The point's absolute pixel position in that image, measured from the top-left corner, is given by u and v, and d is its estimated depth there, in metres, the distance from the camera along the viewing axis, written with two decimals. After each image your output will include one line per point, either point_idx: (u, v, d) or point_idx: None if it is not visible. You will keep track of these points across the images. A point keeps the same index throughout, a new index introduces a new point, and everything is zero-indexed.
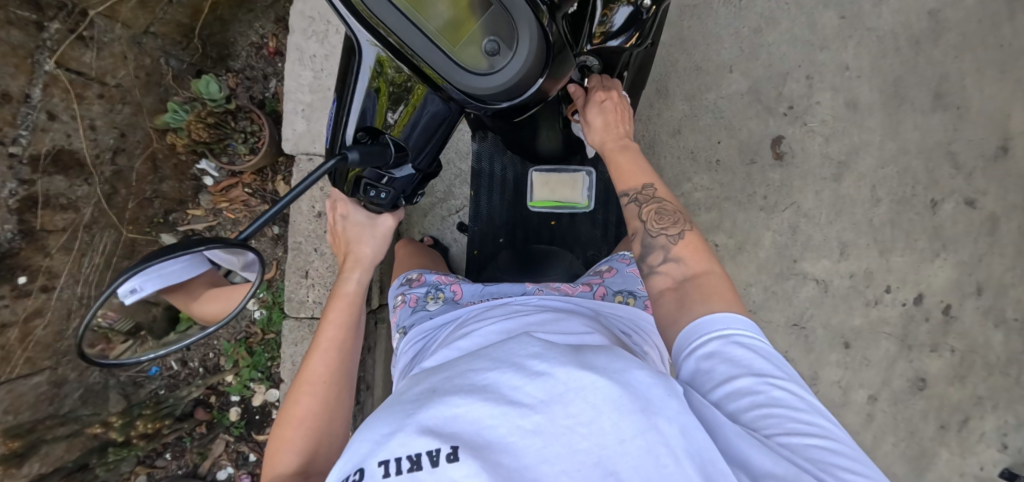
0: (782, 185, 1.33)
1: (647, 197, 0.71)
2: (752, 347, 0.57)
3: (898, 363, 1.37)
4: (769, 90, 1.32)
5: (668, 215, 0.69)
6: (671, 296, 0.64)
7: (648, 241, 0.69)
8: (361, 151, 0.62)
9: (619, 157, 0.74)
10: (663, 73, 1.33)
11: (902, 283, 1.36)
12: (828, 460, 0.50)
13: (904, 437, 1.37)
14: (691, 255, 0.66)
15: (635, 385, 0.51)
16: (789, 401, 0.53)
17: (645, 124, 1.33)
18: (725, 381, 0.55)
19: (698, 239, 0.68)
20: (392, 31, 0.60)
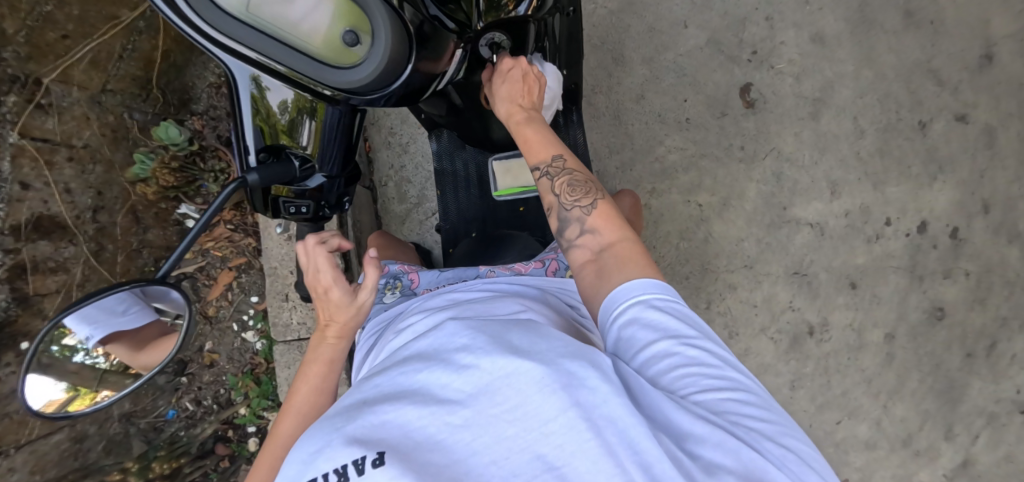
0: (758, 133, 1.29)
1: (559, 170, 0.69)
2: (669, 309, 0.56)
3: (912, 295, 1.31)
4: (729, 39, 1.28)
5: (580, 185, 0.68)
6: (592, 268, 0.63)
7: (564, 215, 0.68)
8: (261, 173, 0.65)
9: (527, 129, 0.73)
10: (617, 41, 1.29)
11: (902, 213, 1.30)
12: (738, 412, 0.51)
13: (930, 371, 1.32)
14: (605, 224, 0.65)
15: (558, 363, 0.49)
16: (705, 357, 0.54)
17: (607, 94, 1.29)
18: (645, 346, 0.54)
19: (612, 207, 0.67)
20: (249, 46, 0.58)
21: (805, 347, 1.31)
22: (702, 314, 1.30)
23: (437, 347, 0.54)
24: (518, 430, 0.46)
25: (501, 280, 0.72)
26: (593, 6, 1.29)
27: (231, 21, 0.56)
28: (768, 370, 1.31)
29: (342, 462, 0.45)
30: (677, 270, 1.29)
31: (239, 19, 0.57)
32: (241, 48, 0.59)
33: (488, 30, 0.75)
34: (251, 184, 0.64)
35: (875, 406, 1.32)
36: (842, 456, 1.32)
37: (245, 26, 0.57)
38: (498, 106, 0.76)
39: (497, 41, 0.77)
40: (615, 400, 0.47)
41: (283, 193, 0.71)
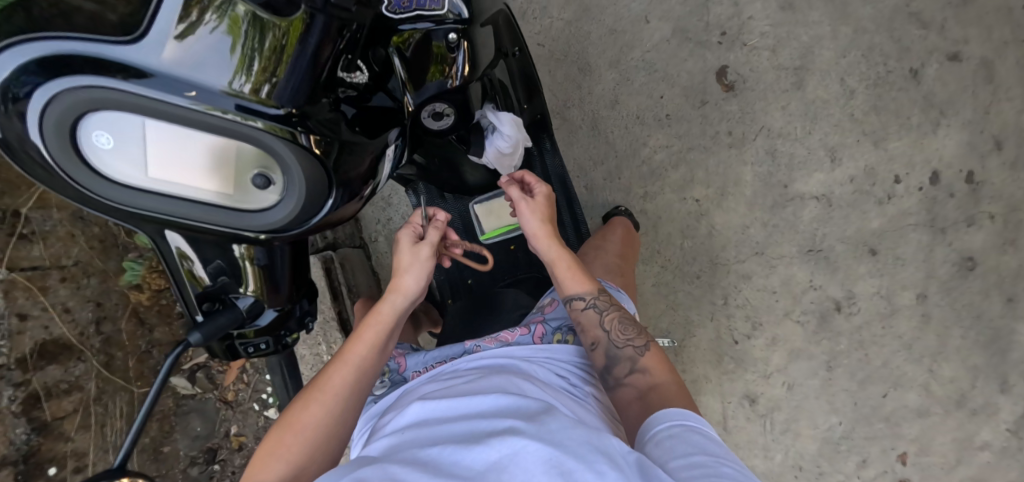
0: (743, 115, 1.23)
1: (607, 304, 0.78)
2: (709, 437, 0.58)
3: (936, 249, 1.25)
4: (695, 24, 1.23)
5: (631, 327, 0.76)
6: (637, 405, 0.68)
7: (615, 352, 0.74)
8: (203, 330, 0.63)
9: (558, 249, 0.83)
10: (580, 49, 1.24)
11: (911, 167, 1.25)
12: None
13: (971, 324, 1.25)
14: (656, 365, 0.71)
15: (568, 444, 0.51)
16: (739, 476, 0.53)
17: (580, 106, 1.25)
18: (682, 455, 0.55)
19: (661, 353, 0.74)
20: (162, 213, 0.57)
21: (835, 325, 1.25)
22: (719, 309, 1.25)
23: (454, 433, 0.56)
24: None
25: (486, 354, 0.76)
26: (549, 20, 1.25)
27: (136, 195, 0.55)
28: (801, 355, 1.25)
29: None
30: (685, 271, 1.25)
31: (144, 192, 0.55)
32: (152, 214, 0.58)
33: (430, 100, 0.73)
34: (196, 343, 0.63)
35: (920, 371, 1.25)
36: (895, 429, 1.25)
37: (143, 190, 0.55)
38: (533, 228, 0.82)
39: (440, 109, 0.76)
40: None
41: (239, 336, 0.71)
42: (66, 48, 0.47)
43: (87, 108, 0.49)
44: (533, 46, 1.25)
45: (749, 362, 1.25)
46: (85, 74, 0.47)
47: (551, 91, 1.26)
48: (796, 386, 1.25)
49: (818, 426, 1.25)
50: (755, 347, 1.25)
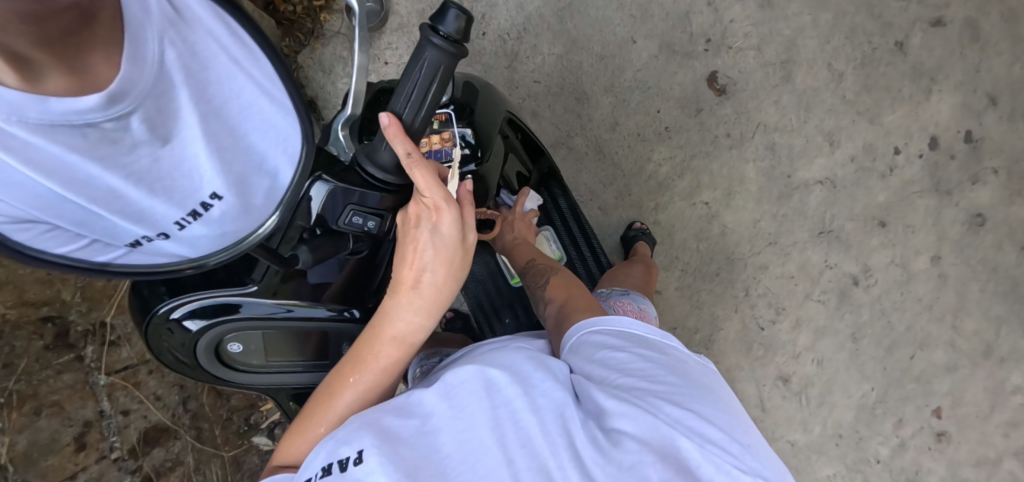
0: (738, 116, 1.29)
1: (528, 268, 0.98)
2: (608, 331, 0.74)
3: (945, 211, 1.29)
4: (679, 37, 1.29)
5: (540, 272, 0.96)
6: (553, 326, 0.84)
7: (537, 297, 0.93)
8: None
9: (518, 248, 1.03)
10: (574, 79, 1.29)
11: (909, 137, 1.29)
12: (649, 389, 0.64)
13: (989, 277, 1.30)
14: (561, 292, 0.89)
15: (508, 367, 0.65)
16: (635, 358, 0.68)
17: (582, 134, 1.30)
18: (593, 358, 0.70)
19: (565, 282, 0.91)
20: (279, 376, 0.88)
21: (856, 298, 1.31)
22: (743, 302, 1.31)
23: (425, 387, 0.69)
24: (467, 424, 0.59)
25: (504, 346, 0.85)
26: (541, 56, 1.29)
27: (265, 372, 0.86)
28: (826, 332, 1.31)
29: (329, 461, 0.57)
30: (705, 271, 1.31)
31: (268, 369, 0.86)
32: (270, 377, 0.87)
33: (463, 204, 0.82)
34: None
35: (944, 329, 1.31)
36: (927, 386, 1.32)
37: (256, 364, 0.84)
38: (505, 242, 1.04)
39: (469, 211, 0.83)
40: (553, 395, 0.63)
41: None
42: (205, 299, 0.72)
43: (222, 330, 0.75)
44: (529, 82, 1.29)
45: (778, 345, 1.31)
46: (218, 311, 0.73)
47: (553, 123, 1.30)
48: (826, 361, 1.32)
49: (852, 394, 1.32)
50: (782, 330, 1.31)
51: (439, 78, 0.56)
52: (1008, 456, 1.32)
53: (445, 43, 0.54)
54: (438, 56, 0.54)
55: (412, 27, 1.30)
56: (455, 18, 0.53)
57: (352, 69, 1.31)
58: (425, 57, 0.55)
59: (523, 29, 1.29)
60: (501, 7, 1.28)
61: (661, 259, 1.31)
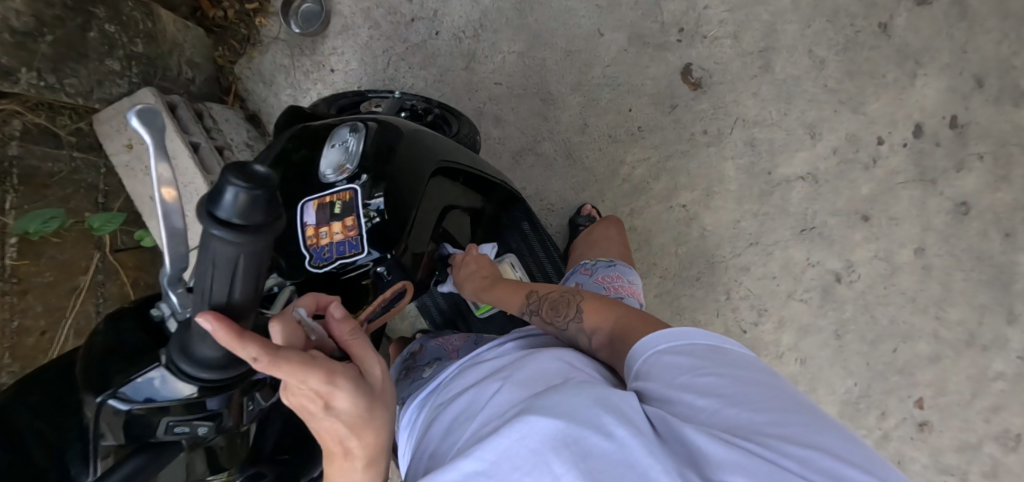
0: (715, 110, 1.21)
1: (535, 304, 0.81)
2: (683, 346, 0.58)
3: (929, 201, 1.25)
4: (651, 26, 1.19)
5: (561, 304, 0.77)
6: (606, 351, 0.68)
7: (563, 333, 0.75)
8: None
9: (494, 288, 0.87)
10: (539, 78, 1.19)
11: (892, 126, 1.23)
12: (757, 424, 0.48)
13: (973, 266, 1.27)
14: (598, 318, 0.72)
15: (573, 409, 0.49)
16: (730, 381, 0.52)
17: (551, 138, 1.20)
18: (673, 384, 0.54)
19: (592, 306, 0.74)
20: None
21: (840, 294, 1.26)
22: (726, 305, 1.26)
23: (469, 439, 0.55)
24: None
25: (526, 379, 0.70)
26: (501, 55, 1.18)
27: None
28: (810, 330, 1.27)
29: None
30: (684, 275, 1.24)
31: None
32: None
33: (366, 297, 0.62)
34: None
35: (928, 320, 1.28)
36: (911, 378, 1.30)
37: None
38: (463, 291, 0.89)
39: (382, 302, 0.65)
40: (630, 445, 0.47)
41: None
42: None
43: None
44: (490, 85, 1.19)
45: (761, 347, 1.27)
46: None
47: (518, 128, 1.20)
48: (809, 359, 1.28)
49: (836, 390, 1.30)
50: (765, 332, 1.27)
51: (244, 272, 0.31)
52: (989, 442, 1.32)
53: (230, 235, 0.29)
54: (228, 252, 0.30)
55: (357, 29, 1.18)
56: (234, 197, 0.28)
57: (296, 79, 1.19)
58: (208, 250, 0.30)
59: (481, 25, 1.18)
60: (454, 2, 1.17)
61: (639, 266, 1.24)
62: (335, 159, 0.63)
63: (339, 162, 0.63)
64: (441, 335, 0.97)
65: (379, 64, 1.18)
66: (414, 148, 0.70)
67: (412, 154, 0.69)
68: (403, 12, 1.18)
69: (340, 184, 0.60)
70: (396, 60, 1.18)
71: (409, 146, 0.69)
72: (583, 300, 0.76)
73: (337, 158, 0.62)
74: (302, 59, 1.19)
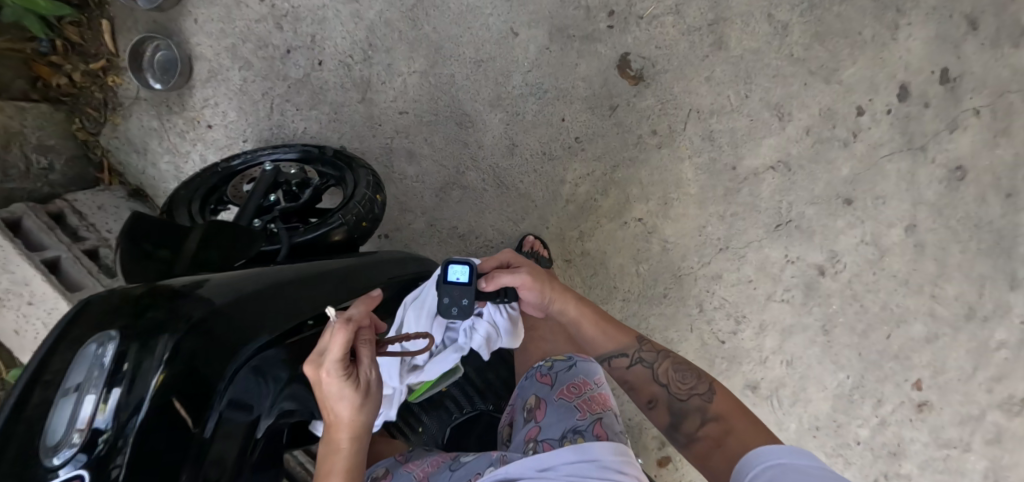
0: (663, 105, 1.02)
1: (653, 356, 0.84)
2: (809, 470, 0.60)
3: (920, 171, 1.10)
4: (575, 15, 0.98)
5: (684, 375, 0.81)
6: (716, 451, 0.73)
7: (680, 407, 0.80)
8: None
9: (575, 305, 0.84)
10: (451, 99, 1.00)
11: (874, 91, 1.06)
12: None
13: (971, 235, 1.14)
14: (724, 406, 0.77)
15: None
16: None
17: (476, 166, 1.03)
18: None
19: (725, 394, 0.79)
20: None
21: (824, 289, 1.14)
22: (698, 318, 1.13)
23: None
24: None
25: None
26: (400, 78, 0.99)
27: None
28: (794, 331, 1.16)
29: None
30: (650, 294, 1.11)
31: None
32: None
33: None
34: None
35: (923, 300, 1.16)
36: (906, 362, 1.20)
37: None
38: (525, 294, 0.81)
39: None
40: None
41: None
42: None
43: None
44: (394, 115, 1.00)
45: (742, 355, 1.16)
46: None
47: (436, 161, 1.03)
48: (796, 360, 1.17)
49: (827, 386, 1.20)
50: (744, 340, 1.15)
51: None
52: (992, 410, 1.23)
53: None
54: None
55: (226, 72, 0.99)
56: None
57: (172, 143, 1.02)
58: None
59: (370, 46, 0.98)
60: (333, 23, 0.97)
61: (597, 293, 1.10)
62: (75, 404, 0.45)
63: (77, 405, 0.45)
64: (412, 453, 0.83)
65: (261, 112, 1.00)
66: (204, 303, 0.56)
67: (204, 309, 0.55)
68: (275, 44, 0.98)
69: (67, 467, 0.43)
70: (280, 102, 1.00)
71: (192, 303, 0.55)
72: (708, 379, 0.81)
73: (69, 404, 0.45)
74: (172, 118, 1.01)
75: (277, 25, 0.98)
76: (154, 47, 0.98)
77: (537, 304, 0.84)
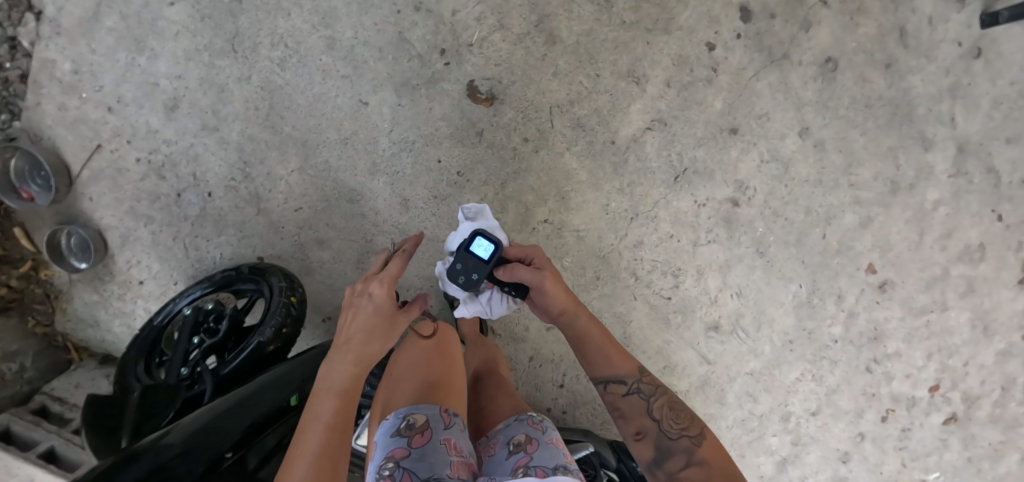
0: (525, 113, 1.06)
1: (651, 390, 0.85)
2: None
3: (791, 77, 1.12)
4: (411, 64, 1.02)
5: (682, 416, 0.82)
6: None
7: (669, 444, 0.80)
8: None
9: (584, 320, 0.87)
10: (333, 180, 1.06)
11: (716, 23, 1.07)
12: None
13: (863, 117, 1.16)
14: (712, 454, 0.79)
15: None
16: None
17: (380, 230, 1.09)
18: None
19: (713, 442, 0.81)
20: None
21: (743, 218, 1.18)
22: (638, 286, 1.19)
23: None
24: None
25: None
26: (283, 180, 1.06)
27: None
28: (731, 264, 1.20)
29: None
30: (584, 281, 1.17)
31: None
32: None
33: None
34: None
35: (843, 191, 1.19)
36: (851, 252, 1.23)
37: None
38: (541, 299, 0.87)
39: None
40: None
41: None
42: None
43: None
44: (291, 214, 1.08)
45: (692, 302, 1.21)
46: None
47: (343, 239, 1.09)
48: (744, 289, 1.22)
49: (784, 301, 1.24)
50: (689, 288, 1.20)
51: None
52: (954, 265, 1.24)
53: None
54: None
55: (135, 232, 1.08)
56: None
57: (115, 308, 1.11)
58: None
59: (245, 163, 1.05)
60: (206, 156, 1.05)
61: None
62: None
63: None
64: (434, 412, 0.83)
65: (177, 254, 1.09)
66: (151, 460, 0.67)
67: (144, 468, 0.65)
68: (165, 192, 1.06)
69: None
70: (190, 239, 1.08)
71: (137, 465, 0.66)
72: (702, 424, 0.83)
73: None
74: (107, 287, 1.11)
75: (160, 176, 1.06)
76: (67, 233, 1.07)
77: (546, 309, 0.88)
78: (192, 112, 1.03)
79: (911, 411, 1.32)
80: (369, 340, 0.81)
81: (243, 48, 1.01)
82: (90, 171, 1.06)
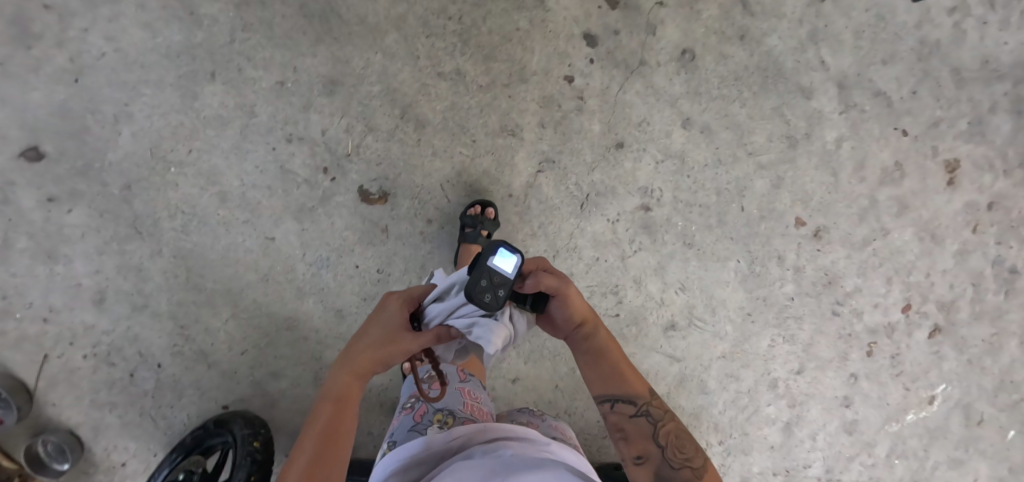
0: (420, 197, 1.12)
1: (659, 415, 0.84)
2: None
3: (655, 79, 1.16)
4: (301, 190, 1.08)
5: (686, 444, 0.82)
6: None
7: (670, 471, 0.80)
8: None
9: (600, 335, 0.84)
10: (267, 316, 1.12)
11: (567, 58, 1.13)
12: None
13: (737, 90, 1.20)
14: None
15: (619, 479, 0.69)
16: None
17: (324, 346, 1.13)
18: None
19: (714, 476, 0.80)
20: None
21: (659, 219, 1.21)
22: None
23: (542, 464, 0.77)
24: None
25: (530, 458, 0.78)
26: (221, 331, 1.11)
27: None
28: (664, 265, 1.23)
29: None
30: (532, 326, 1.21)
31: None
32: None
33: None
34: None
35: (744, 161, 1.22)
36: (775, 214, 1.26)
37: None
38: (559, 311, 0.82)
39: None
40: None
41: None
42: None
43: None
44: (239, 359, 1.13)
45: (641, 310, 1.24)
46: None
47: (294, 365, 1.13)
48: (685, 281, 1.25)
49: (728, 280, 1.27)
50: (633, 299, 1.23)
51: None
52: (878, 191, 1.26)
53: None
54: None
55: (103, 421, 1.13)
56: None
57: None
58: None
59: (183, 327, 1.11)
60: (145, 332, 1.11)
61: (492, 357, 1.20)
62: None
63: None
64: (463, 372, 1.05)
65: (147, 427, 1.14)
66: None
67: None
68: (119, 376, 1.12)
69: None
70: (155, 411, 1.13)
71: None
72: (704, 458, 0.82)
73: None
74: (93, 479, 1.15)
75: (109, 363, 1.11)
76: (42, 443, 1.11)
77: (563, 319, 0.83)
78: (120, 297, 1.09)
79: (892, 337, 1.31)
80: (377, 351, 0.78)
81: (146, 226, 1.08)
82: (44, 380, 1.11)
